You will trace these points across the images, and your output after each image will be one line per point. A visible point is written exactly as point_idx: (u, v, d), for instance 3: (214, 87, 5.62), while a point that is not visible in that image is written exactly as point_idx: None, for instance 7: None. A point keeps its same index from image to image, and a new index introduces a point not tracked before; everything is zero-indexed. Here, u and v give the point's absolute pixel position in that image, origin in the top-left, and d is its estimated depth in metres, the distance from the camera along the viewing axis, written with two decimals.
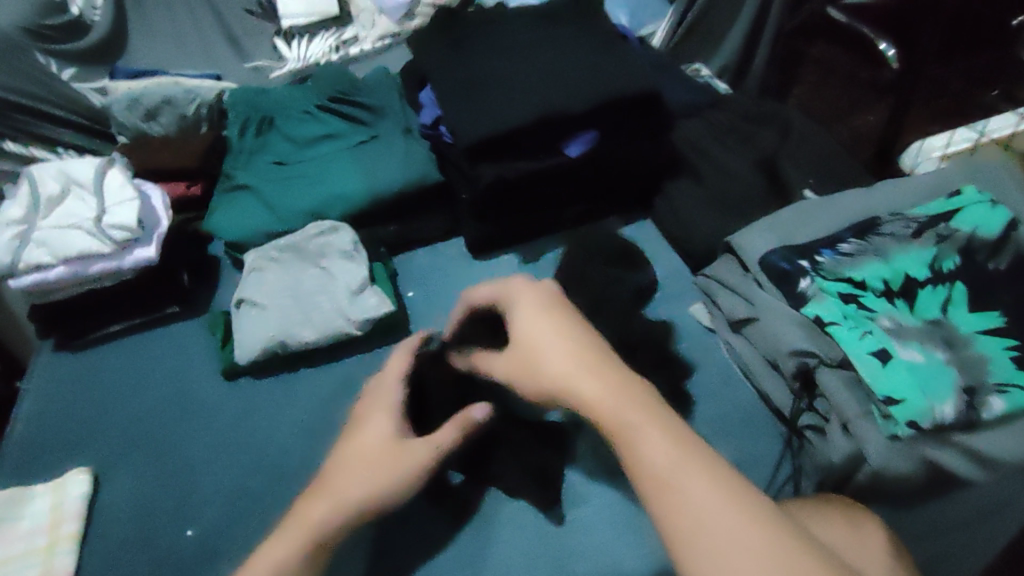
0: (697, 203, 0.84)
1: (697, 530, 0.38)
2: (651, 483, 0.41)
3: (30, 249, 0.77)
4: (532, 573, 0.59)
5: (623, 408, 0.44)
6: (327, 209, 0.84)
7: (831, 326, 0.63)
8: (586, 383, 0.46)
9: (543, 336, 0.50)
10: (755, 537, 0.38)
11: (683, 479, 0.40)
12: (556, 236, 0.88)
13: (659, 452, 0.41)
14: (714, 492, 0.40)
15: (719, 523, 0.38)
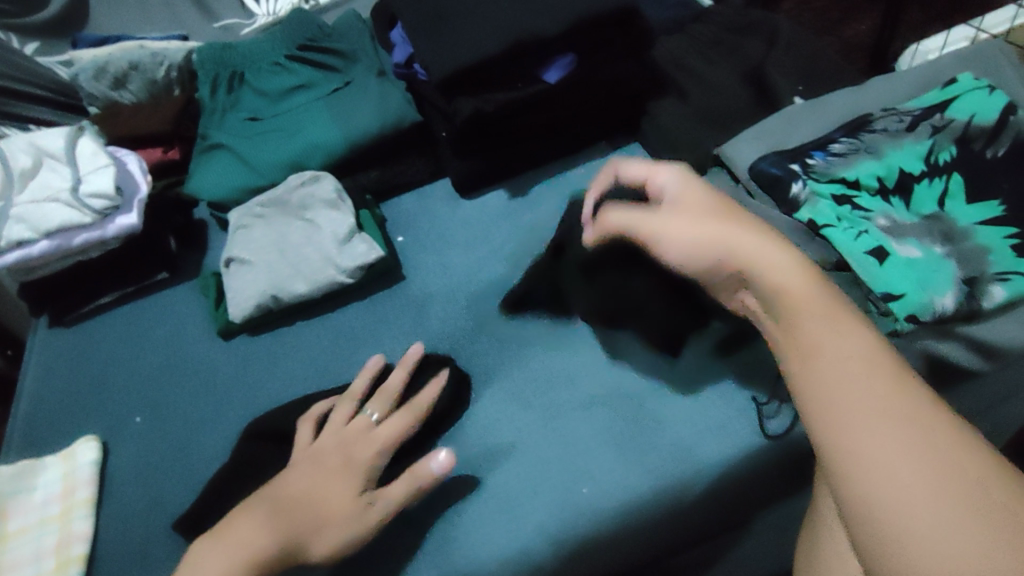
0: (686, 123, 0.81)
1: (842, 399, 0.35)
2: (806, 353, 0.38)
3: (10, 225, 0.75)
4: (542, 493, 0.61)
5: (786, 278, 0.42)
6: (306, 160, 0.82)
7: (825, 229, 0.61)
8: (708, 233, 0.47)
9: (694, 212, 0.50)
10: (904, 441, 0.33)
11: (843, 370, 0.36)
12: (543, 169, 0.86)
13: (801, 321, 0.40)
14: (872, 363, 0.36)
15: (863, 424, 0.34)
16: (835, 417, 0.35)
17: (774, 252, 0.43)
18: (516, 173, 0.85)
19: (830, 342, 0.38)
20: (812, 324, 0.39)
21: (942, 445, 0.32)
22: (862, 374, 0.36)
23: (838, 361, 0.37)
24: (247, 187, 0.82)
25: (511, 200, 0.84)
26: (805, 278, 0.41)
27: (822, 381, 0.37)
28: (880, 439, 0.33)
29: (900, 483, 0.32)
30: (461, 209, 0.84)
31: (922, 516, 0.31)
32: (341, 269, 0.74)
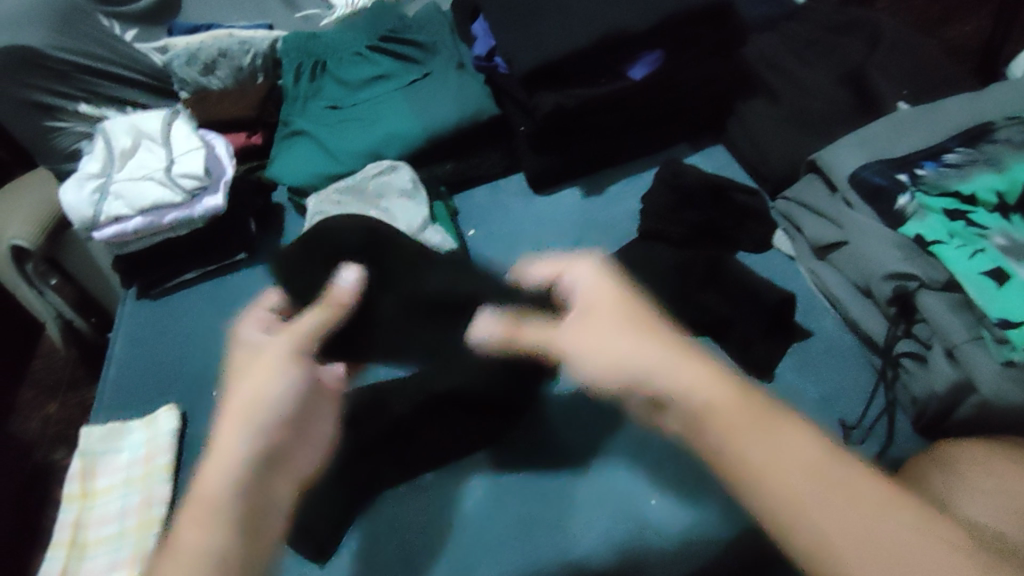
0: (774, 126, 0.77)
1: (787, 492, 0.38)
2: (738, 454, 0.39)
3: (109, 201, 0.80)
4: (605, 506, 0.59)
5: (715, 390, 0.41)
6: (383, 150, 0.82)
7: (934, 245, 0.57)
8: (663, 361, 0.42)
9: (610, 314, 0.46)
10: (858, 522, 0.37)
11: (771, 473, 0.38)
12: (619, 167, 0.84)
13: (746, 434, 0.39)
14: (751, 421, 0.40)
15: (830, 520, 0.37)
16: (784, 514, 0.38)
17: (712, 385, 0.41)
18: (592, 172, 0.84)
19: (757, 438, 0.39)
20: (750, 419, 0.40)
21: (884, 512, 0.37)
22: (765, 455, 0.39)
23: (758, 446, 0.39)
24: (326, 174, 0.83)
25: (584, 199, 0.82)
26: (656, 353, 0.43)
27: (762, 473, 0.38)
28: (826, 514, 0.37)
29: (860, 555, 0.36)
30: (534, 204, 0.83)
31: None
32: None
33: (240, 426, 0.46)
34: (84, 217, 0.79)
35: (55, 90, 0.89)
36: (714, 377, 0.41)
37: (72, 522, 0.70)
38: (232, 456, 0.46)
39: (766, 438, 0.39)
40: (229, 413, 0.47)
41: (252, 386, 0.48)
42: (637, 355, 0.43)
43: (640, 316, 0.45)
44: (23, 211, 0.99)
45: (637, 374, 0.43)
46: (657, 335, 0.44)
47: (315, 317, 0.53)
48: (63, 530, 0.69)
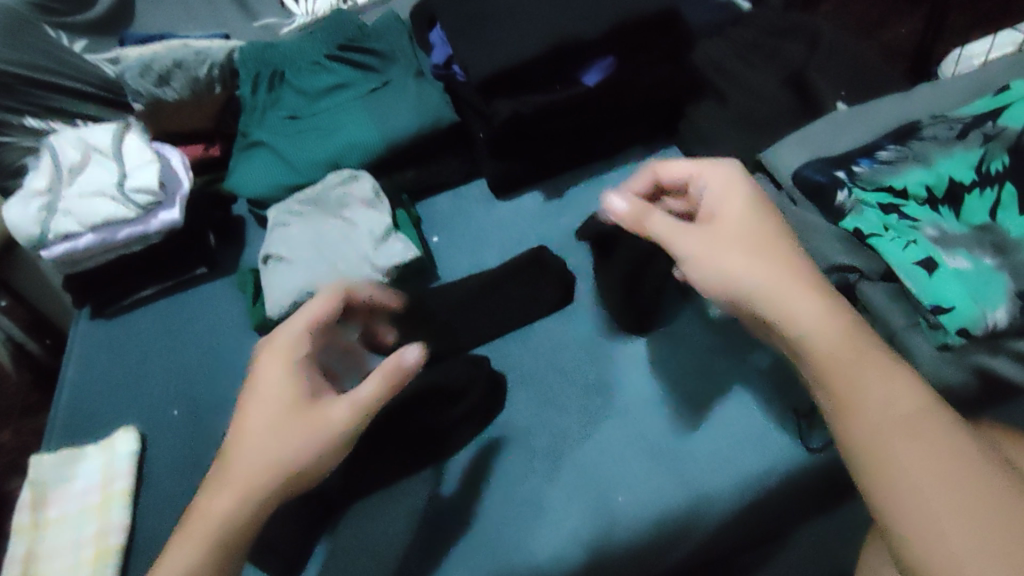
0: (726, 127, 0.80)
1: (909, 451, 0.41)
2: (839, 384, 0.44)
3: (58, 219, 0.77)
4: (574, 502, 0.61)
5: (829, 343, 0.45)
6: (344, 159, 0.82)
7: (872, 238, 0.60)
8: (777, 287, 0.48)
9: (759, 239, 0.50)
10: (959, 475, 0.39)
11: (876, 414, 0.43)
12: (579, 170, 0.86)
13: (859, 382, 0.44)
14: (906, 413, 0.42)
15: (925, 471, 0.40)
16: (865, 455, 0.42)
17: (834, 327, 0.45)
18: (552, 175, 0.85)
19: (885, 387, 0.43)
20: (848, 370, 0.44)
21: (985, 479, 0.39)
22: (899, 413, 0.42)
23: (890, 415, 0.42)
24: (285, 184, 0.83)
25: (545, 203, 0.84)
26: (837, 323, 0.46)
27: (880, 434, 0.42)
28: (931, 488, 0.39)
29: (962, 522, 0.38)
30: (496, 209, 0.84)
31: (973, 553, 0.36)
32: (377, 269, 0.75)
33: (234, 497, 0.48)
34: (33, 236, 0.77)
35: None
36: (865, 349, 0.45)
37: (23, 556, 0.68)
38: (219, 513, 0.48)
39: (883, 383, 0.44)
40: (244, 445, 0.50)
41: (259, 456, 0.49)
42: (762, 278, 0.48)
43: (792, 259, 0.49)
44: None
45: (742, 285, 0.48)
46: (796, 266, 0.49)
47: (367, 387, 0.52)
48: (14, 564, 0.68)
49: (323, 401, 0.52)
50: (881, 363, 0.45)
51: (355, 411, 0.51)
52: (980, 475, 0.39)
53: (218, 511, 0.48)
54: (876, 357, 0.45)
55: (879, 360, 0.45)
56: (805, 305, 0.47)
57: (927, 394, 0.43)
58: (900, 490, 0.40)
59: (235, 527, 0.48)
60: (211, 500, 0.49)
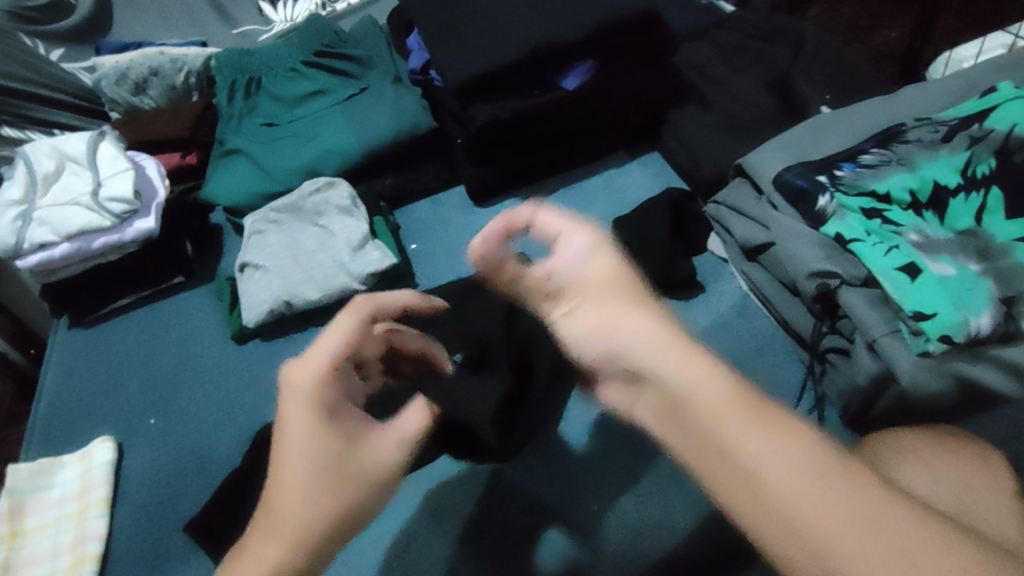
0: (707, 132, 0.79)
1: (774, 476, 0.30)
2: (718, 439, 0.30)
3: (32, 228, 0.76)
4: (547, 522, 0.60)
5: (700, 391, 0.31)
6: (320, 166, 0.81)
7: (854, 243, 0.58)
8: (643, 328, 0.32)
9: (594, 273, 0.36)
10: (845, 506, 0.29)
11: (765, 465, 0.30)
12: (560, 176, 0.85)
13: (726, 422, 0.30)
14: (823, 459, 0.31)
15: (808, 509, 0.29)
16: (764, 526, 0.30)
17: (717, 385, 0.31)
18: (533, 181, 0.84)
19: (751, 430, 0.30)
20: (792, 442, 0.30)
21: (859, 503, 0.29)
22: (793, 478, 0.30)
23: (792, 480, 0.30)
24: (263, 192, 0.82)
25: None
26: (688, 372, 0.31)
27: (772, 497, 0.29)
28: (831, 522, 0.29)
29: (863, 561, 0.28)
30: (475, 217, 0.83)
31: (857, 556, 0.28)
32: (353, 276, 0.74)
33: (275, 545, 0.38)
34: (6, 245, 0.76)
35: None
36: (749, 402, 0.31)
37: None
38: (267, 564, 0.38)
39: (774, 437, 0.30)
40: (293, 472, 0.39)
41: (339, 483, 0.39)
42: (617, 313, 0.32)
43: (651, 280, 0.36)
44: None
45: (602, 341, 0.34)
46: (622, 292, 0.33)
47: (396, 448, 0.42)
48: None
49: (365, 442, 0.41)
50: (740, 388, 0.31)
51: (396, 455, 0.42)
52: (867, 506, 0.29)
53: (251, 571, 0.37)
54: (773, 415, 0.31)
55: (787, 422, 0.31)
56: (678, 364, 0.31)
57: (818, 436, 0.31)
58: (755, 489, 0.30)
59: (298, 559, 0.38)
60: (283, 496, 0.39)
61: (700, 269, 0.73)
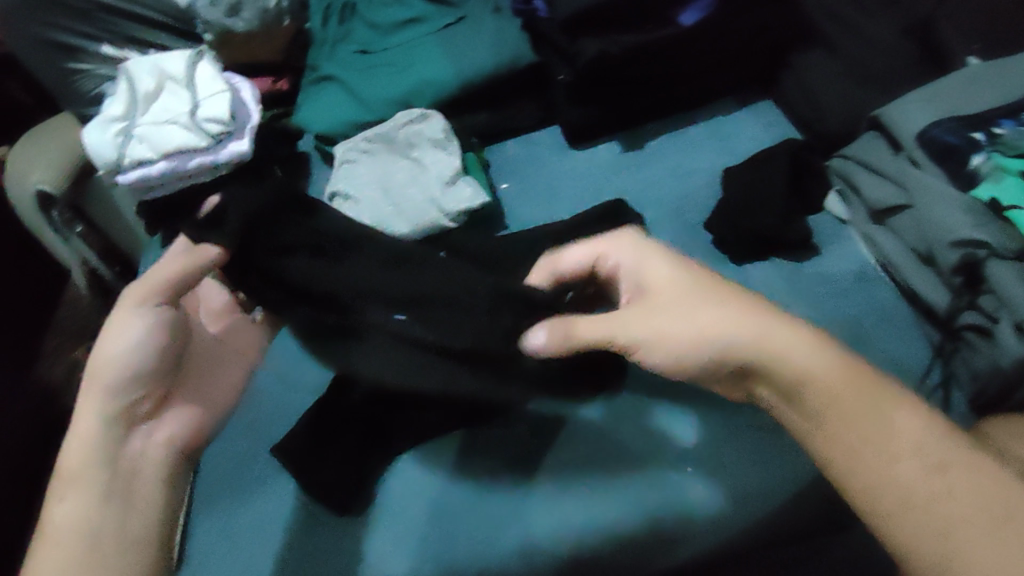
0: (833, 79, 0.71)
1: (871, 455, 0.43)
2: (826, 410, 0.44)
3: (132, 145, 0.77)
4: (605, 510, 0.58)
5: (823, 372, 0.45)
6: (414, 96, 0.79)
7: (1011, 211, 0.53)
8: (764, 334, 0.47)
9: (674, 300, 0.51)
10: (961, 482, 0.41)
11: (863, 440, 0.43)
12: (662, 122, 0.80)
13: (855, 421, 0.44)
14: (921, 458, 0.42)
15: (889, 484, 0.42)
16: (877, 497, 0.42)
17: (829, 357, 0.46)
18: (633, 125, 0.79)
19: (866, 413, 0.44)
20: (880, 407, 0.44)
21: (951, 475, 0.42)
22: (924, 451, 0.42)
23: (907, 447, 0.43)
24: (356, 121, 0.80)
25: (624, 154, 0.78)
26: (820, 356, 0.46)
27: (893, 456, 0.42)
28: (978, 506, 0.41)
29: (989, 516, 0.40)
30: (570, 158, 0.79)
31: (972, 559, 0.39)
32: (445, 213, 0.72)
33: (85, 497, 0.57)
34: (108, 160, 0.77)
35: (76, 31, 0.86)
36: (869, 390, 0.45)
37: None
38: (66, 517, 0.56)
39: (871, 417, 0.44)
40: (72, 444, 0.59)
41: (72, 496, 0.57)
42: (789, 348, 0.46)
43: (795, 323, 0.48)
44: (42, 159, 1.02)
45: (739, 348, 0.47)
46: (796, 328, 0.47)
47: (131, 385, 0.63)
48: None
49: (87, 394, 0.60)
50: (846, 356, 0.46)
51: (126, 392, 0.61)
52: (986, 485, 0.41)
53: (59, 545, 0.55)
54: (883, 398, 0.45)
55: (894, 409, 0.44)
56: (812, 353, 0.46)
57: (940, 430, 0.43)
58: (914, 509, 0.41)
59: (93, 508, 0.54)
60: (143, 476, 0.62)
61: (817, 229, 0.67)
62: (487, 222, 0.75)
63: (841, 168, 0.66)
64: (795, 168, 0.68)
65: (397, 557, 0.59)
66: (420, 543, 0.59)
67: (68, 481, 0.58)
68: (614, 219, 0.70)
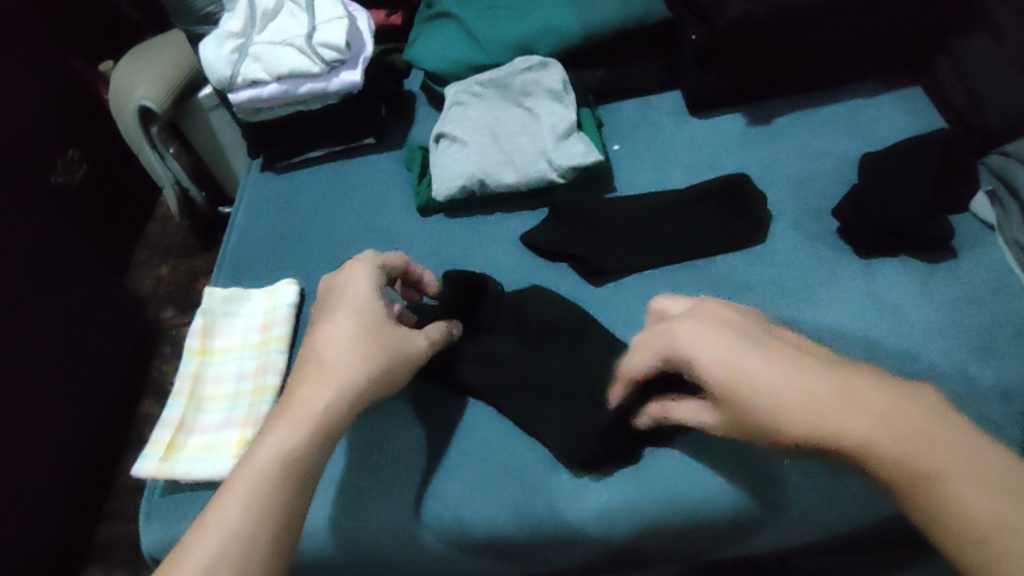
0: (999, 68, 0.65)
1: (953, 494, 0.38)
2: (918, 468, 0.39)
3: (247, 63, 0.77)
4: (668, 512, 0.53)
5: (848, 420, 0.40)
6: (533, 44, 0.76)
7: None
8: (776, 384, 0.42)
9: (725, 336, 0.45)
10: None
11: (942, 476, 0.38)
12: (790, 98, 0.75)
13: (845, 411, 0.41)
14: (982, 484, 0.38)
15: (959, 495, 0.38)
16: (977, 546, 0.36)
17: (801, 389, 0.41)
18: (759, 98, 0.75)
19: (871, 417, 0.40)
20: (935, 450, 0.39)
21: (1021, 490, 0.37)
22: (991, 496, 0.37)
23: (970, 484, 0.38)
24: (469, 63, 0.78)
25: (748, 128, 0.73)
26: (867, 410, 0.40)
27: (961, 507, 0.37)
28: (967, 467, 0.38)
29: (961, 480, 0.38)
30: (689, 126, 0.75)
31: None
32: (555, 166, 0.69)
33: (298, 434, 0.46)
34: (222, 76, 0.77)
35: None
36: (852, 391, 0.41)
37: (192, 373, 0.71)
38: (283, 445, 0.45)
39: (966, 468, 0.38)
40: (312, 367, 0.49)
41: (327, 381, 0.48)
42: (771, 386, 0.42)
43: (810, 360, 0.43)
44: (150, 72, 1.03)
45: (762, 407, 0.42)
46: (788, 355, 0.43)
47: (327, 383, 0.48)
48: (183, 380, 0.70)
49: (329, 348, 0.50)
50: (865, 391, 0.41)
51: (347, 389, 0.48)
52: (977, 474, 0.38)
53: (280, 452, 0.45)
54: (872, 385, 0.42)
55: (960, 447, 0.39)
56: (800, 379, 0.42)
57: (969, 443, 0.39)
58: None
59: (270, 510, 0.43)
60: (252, 456, 0.45)
61: (957, 230, 0.63)
62: (594, 182, 0.72)
63: (1005, 169, 0.61)
64: (943, 161, 0.63)
65: (468, 494, 0.57)
66: (493, 484, 0.57)
67: (312, 390, 0.48)
68: (733, 194, 0.67)
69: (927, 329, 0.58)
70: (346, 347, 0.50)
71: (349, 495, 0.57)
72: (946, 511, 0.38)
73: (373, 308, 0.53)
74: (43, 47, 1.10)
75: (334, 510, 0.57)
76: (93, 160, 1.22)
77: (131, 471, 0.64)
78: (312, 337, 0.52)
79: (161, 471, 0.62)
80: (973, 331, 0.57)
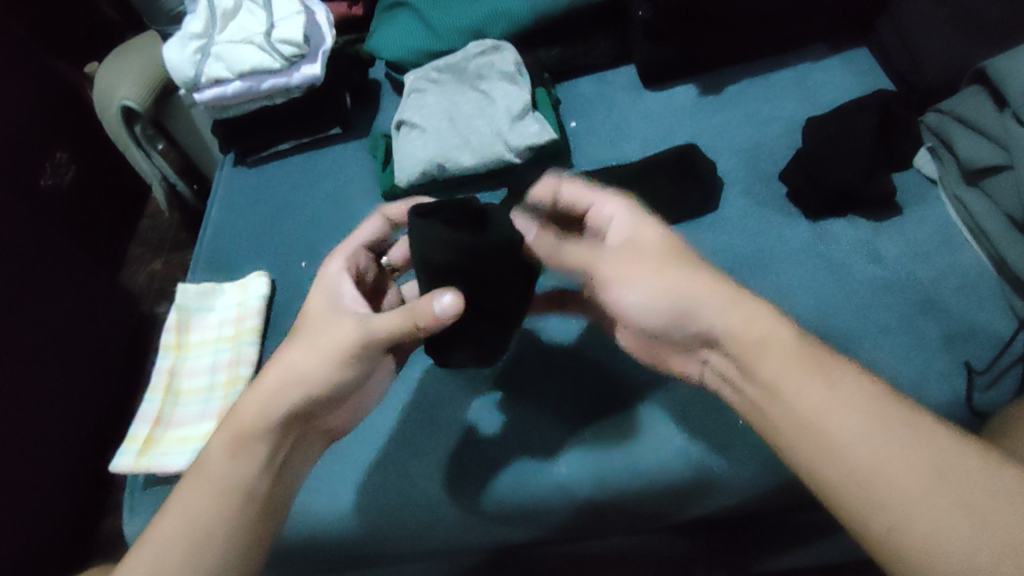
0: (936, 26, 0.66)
1: (827, 418, 0.39)
2: (776, 385, 0.41)
3: (210, 63, 0.79)
4: (618, 481, 0.55)
5: (746, 322, 0.42)
6: (487, 28, 0.78)
7: None
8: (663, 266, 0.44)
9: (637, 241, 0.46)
10: (899, 453, 0.37)
11: (796, 386, 0.40)
12: (742, 66, 0.76)
13: (734, 307, 0.43)
14: (860, 422, 0.38)
15: (839, 426, 0.38)
16: (839, 475, 0.38)
17: (684, 276, 0.44)
18: (712, 69, 0.76)
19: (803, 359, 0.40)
20: (825, 370, 0.40)
21: (899, 448, 0.37)
22: (857, 425, 0.38)
23: (844, 425, 0.38)
24: (427, 50, 0.80)
25: (700, 98, 0.75)
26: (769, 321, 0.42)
27: (814, 433, 0.39)
28: (836, 407, 0.39)
29: (820, 411, 0.39)
30: (643, 100, 0.76)
31: (911, 506, 0.36)
32: (510, 146, 0.71)
33: (239, 456, 0.47)
34: (187, 77, 0.79)
35: None
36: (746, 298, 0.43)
37: (168, 368, 0.74)
38: (240, 475, 0.46)
39: (837, 397, 0.39)
40: (274, 373, 0.49)
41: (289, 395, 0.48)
42: (661, 276, 0.44)
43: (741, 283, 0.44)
44: (127, 75, 1.05)
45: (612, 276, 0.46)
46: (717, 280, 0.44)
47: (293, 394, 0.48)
48: (160, 375, 0.73)
49: (297, 361, 0.49)
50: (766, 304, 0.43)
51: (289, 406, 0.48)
52: (880, 414, 0.39)
53: (224, 474, 0.46)
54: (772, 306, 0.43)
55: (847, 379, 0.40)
56: (689, 276, 0.44)
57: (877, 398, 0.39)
58: (873, 499, 0.37)
59: (199, 530, 0.45)
60: (205, 465, 0.48)
61: (901, 187, 0.64)
62: (552, 159, 0.74)
63: (943, 125, 0.62)
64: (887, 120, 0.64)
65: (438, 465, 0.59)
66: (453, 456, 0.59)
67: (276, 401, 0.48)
68: (685, 162, 0.68)
69: (872, 286, 0.59)
70: (314, 369, 0.48)
71: (323, 469, 0.60)
72: (783, 413, 0.40)
73: (332, 341, 0.48)
74: (26, 55, 1.12)
75: (309, 484, 0.59)
76: (82, 164, 1.24)
77: (111, 466, 0.66)
78: (329, 376, 0.49)
79: (139, 465, 0.65)
80: (918, 286, 0.59)
